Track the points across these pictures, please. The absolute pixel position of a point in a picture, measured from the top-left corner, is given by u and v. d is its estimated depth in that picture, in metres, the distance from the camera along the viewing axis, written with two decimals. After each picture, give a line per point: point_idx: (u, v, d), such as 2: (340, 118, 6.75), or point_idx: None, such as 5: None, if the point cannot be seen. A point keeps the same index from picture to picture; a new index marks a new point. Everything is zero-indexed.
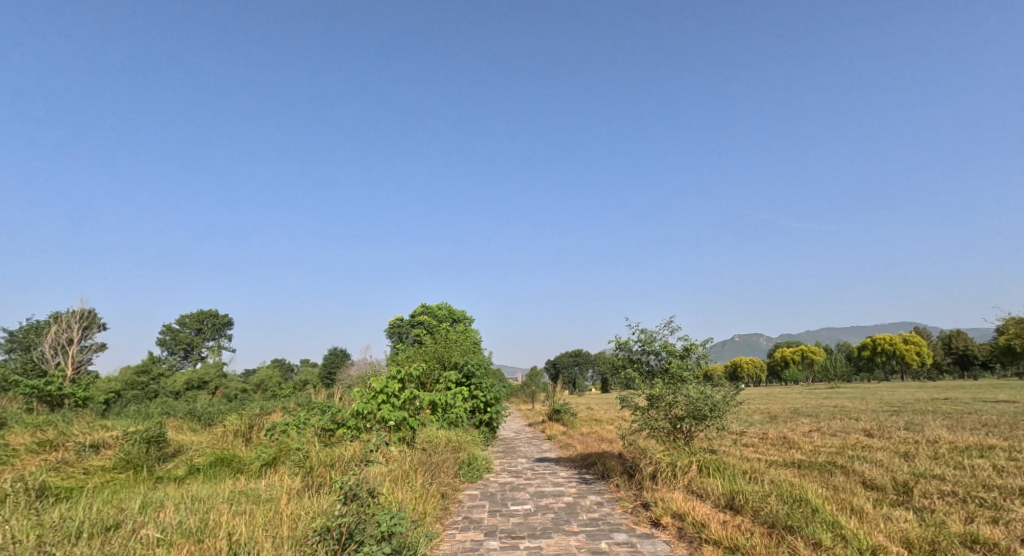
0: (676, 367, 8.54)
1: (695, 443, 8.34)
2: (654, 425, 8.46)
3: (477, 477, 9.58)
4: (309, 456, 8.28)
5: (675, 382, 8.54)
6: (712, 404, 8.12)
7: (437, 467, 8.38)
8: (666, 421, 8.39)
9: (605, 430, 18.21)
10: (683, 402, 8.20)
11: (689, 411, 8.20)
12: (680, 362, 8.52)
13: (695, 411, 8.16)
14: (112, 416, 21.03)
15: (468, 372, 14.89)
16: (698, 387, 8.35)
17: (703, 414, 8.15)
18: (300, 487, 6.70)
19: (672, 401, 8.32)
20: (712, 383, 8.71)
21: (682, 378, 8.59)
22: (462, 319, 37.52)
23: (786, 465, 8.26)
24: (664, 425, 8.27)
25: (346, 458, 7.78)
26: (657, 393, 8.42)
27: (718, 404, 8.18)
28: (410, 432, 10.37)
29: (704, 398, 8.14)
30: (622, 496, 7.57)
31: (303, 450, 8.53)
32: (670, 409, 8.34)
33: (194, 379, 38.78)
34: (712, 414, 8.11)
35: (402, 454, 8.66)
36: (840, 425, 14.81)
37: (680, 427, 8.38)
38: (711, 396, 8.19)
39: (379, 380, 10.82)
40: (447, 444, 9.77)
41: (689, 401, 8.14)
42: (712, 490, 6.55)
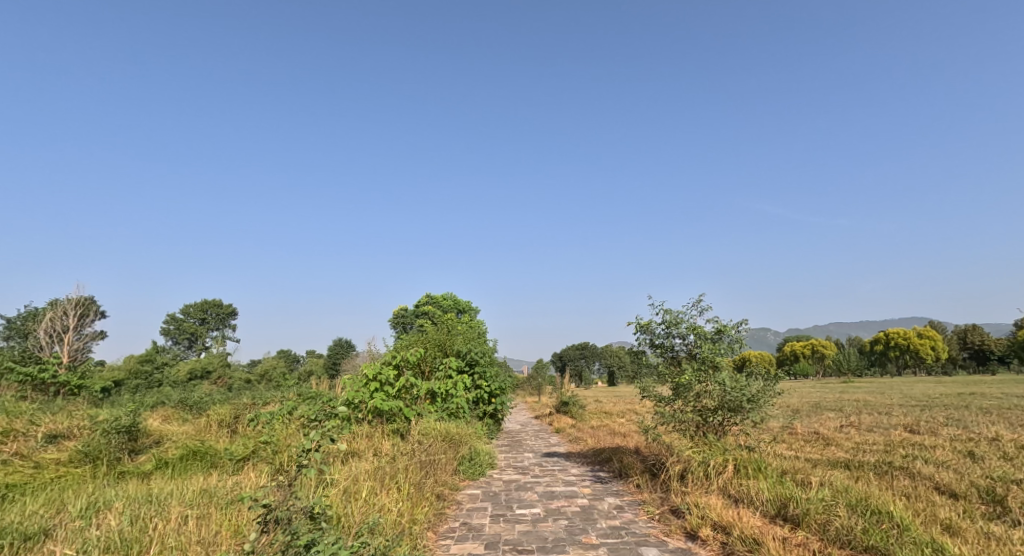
0: (707, 352, 7.47)
1: (728, 439, 7.28)
2: (681, 418, 7.41)
3: (479, 474, 8.60)
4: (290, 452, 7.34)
5: (705, 369, 7.49)
6: (749, 395, 7.09)
7: (433, 464, 7.42)
8: (696, 413, 7.36)
9: (617, 423, 17.24)
10: (715, 392, 7.18)
11: (723, 402, 7.18)
12: (711, 346, 7.44)
13: (729, 403, 7.13)
14: (106, 404, 20.38)
15: (472, 359, 13.91)
16: (732, 375, 7.31)
17: (738, 405, 7.13)
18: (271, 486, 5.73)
19: (701, 391, 7.29)
20: (747, 372, 7.65)
21: (714, 365, 7.53)
22: (468, 309, 36.58)
23: (835, 467, 7.21)
24: (692, 418, 7.26)
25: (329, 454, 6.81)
26: (685, 382, 7.37)
27: (755, 395, 7.15)
28: (405, 423, 9.42)
29: (739, 388, 7.10)
30: (645, 500, 6.55)
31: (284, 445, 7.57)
32: (700, 400, 7.30)
33: (197, 369, 38.19)
34: (749, 406, 7.09)
35: (394, 450, 7.69)
36: (874, 421, 13.74)
37: (711, 421, 7.32)
38: (748, 386, 7.16)
39: (372, 366, 9.87)
40: (446, 438, 8.78)
41: (722, 390, 7.13)
42: (757, 496, 5.50)
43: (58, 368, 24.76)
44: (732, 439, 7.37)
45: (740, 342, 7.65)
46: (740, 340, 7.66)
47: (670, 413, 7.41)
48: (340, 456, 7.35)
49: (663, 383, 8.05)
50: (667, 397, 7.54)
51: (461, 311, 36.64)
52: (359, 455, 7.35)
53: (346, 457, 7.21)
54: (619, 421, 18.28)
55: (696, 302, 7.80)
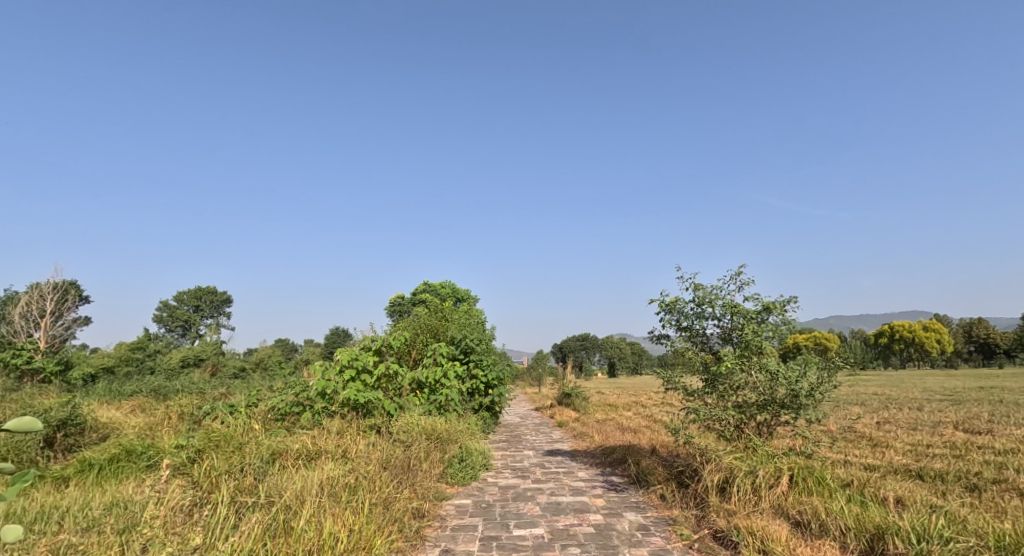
0: (750, 334, 6.10)
1: (775, 442, 5.92)
2: (718, 416, 6.03)
3: (470, 479, 7.28)
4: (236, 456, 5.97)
5: (748, 355, 6.11)
6: (805, 388, 5.68)
7: (412, 472, 6.07)
8: (737, 408, 6.00)
9: (624, 418, 15.90)
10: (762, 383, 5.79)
11: (772, 395, 5.79)
12: (756, 329, 6.04)
13: (780, 397, 5.74)
14: (80, 393, 19.14)
15: (467, 346, 12.55)
16: (783, 363, 5.91)
17: (790, 400, 5.75)
18: (190, 485, 4.37)
19: (744, 383, 5.90)
20: (797, 359, 6.27)
21: (758, 350, 6.15)
22: (467, 298, 35.18)
23: (908, 478, 5.85)
24: (732, 415, 5.89)
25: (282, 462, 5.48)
26: (725, 370, 5.98)
27: (812, 388, 5.73)
28: (386, 418, 8.04)
29: (793, 379, 5.70)
30: (676, 521, 5.20)
31: (233, 449, 6.24)
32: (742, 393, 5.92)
33: (190, 357, 36.90)
34: (805, 402, 5.69)
35: (365, 451, 6.34)
36: (910, 418, 12.38)
37: (755, 420, 5.94)
38: (802, 377, 5.75)
39: (348, 351, 8.54)
40: (431, 435, 7.44)
41: (771, 381, 5.75)
42: (835, 529, 4.14)
43: (35, 353, 23.55)
44: (778, 442, 5.99)
45: (789, 323, 6.27)
46: (789, 320, 6.28)
47: (706, 409, 6.04)
48: (298, 462, 5.98)
49: (694, 372, 6.70)
50: (701, 391, 6.18)
51: (460, 299, 35.24)
52: (321, 459, 6.00)
53: (303, 463, 5.85)
54: (624, 414, 17.01)
55: (734, 277, 6.41)
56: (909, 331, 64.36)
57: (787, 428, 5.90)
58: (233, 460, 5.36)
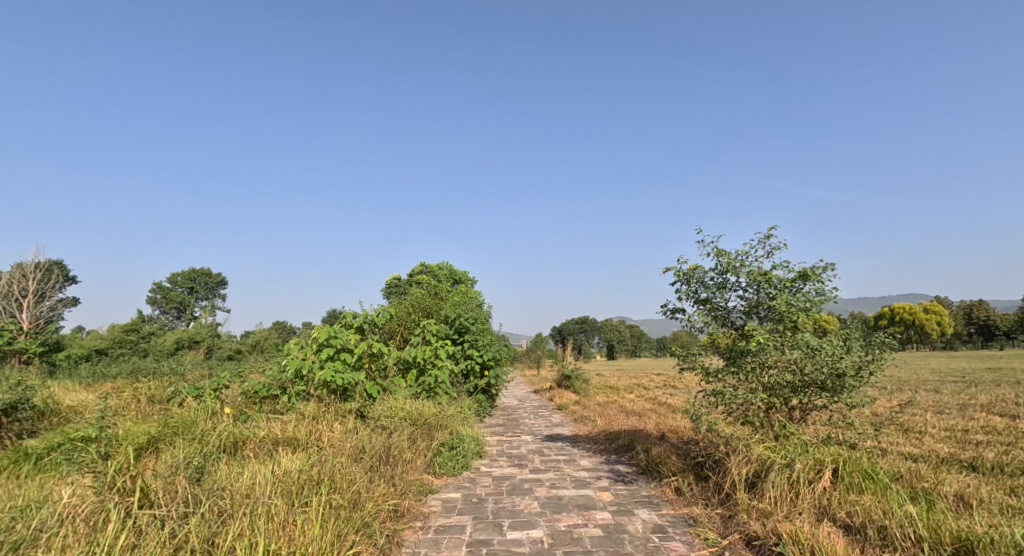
0: (782, 305, 5.27)
1: (810, 428, 5.11)
2: (746, 400, 5.20)
3: (460, 469, 6.55)
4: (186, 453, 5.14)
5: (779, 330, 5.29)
6: (849, 368, 4.84)
7: (389, 465, 5.27)
8: (767, 390, 5.15)
9: (627, 401, 15.18)
10: (798, 361, 4.96)
11: (809, 375, 4.94)
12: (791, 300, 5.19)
13: (819, 378, 4.88)
14: (61, 375, 18.33)
15: (461, 326, 11.76)
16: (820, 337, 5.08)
17: (831, 382, 4.92)
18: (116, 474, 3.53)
19: (777, 361, 5.06)
20: (835, 334, 5.45)
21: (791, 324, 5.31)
22: (465, 279, 34.34)
23: (964, 471, 5.06)
24: (762, 399, 5.06)
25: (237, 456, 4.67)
26: (754, 347, 5.14)
27: (855, 368, 4.89)
28: (367, 401, 7.26)
29: (835, 356, 4.86)
30: (699, 521, 4.43)
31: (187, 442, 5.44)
32: (774, 373, 5.07)
33: (184, 339, 36.04)
34: (848, 383, 4.86)
35: (336, 441, 5.54)
36: (930, 400, 11.67)
37: (788, 405, 5.12)
38: (845, 355, 4.91)
39: (327, 328, 7.72)
40: (417, 421, 6.65)
41: (809, 359, 4.92)
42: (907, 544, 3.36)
43: (16, 334, 22.66)
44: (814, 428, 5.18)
45: (826, 293, 5.44)
46: (826, 290, 5.45)
47: (731, 392, 5.21)
48: (259, 454, 5.17)
49: (715, 350, 5.88)
50: (724, 371, 5.34)
51: (457, 280, 34.39)
52: (287, 451, 5.22)
53: (265, 455, 5.05)
54: (626, 397, 16.32)
55: (762, 240, 5.58)
56: (911, 313, 63.79)
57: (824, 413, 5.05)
58: (178, 452, 4.56)
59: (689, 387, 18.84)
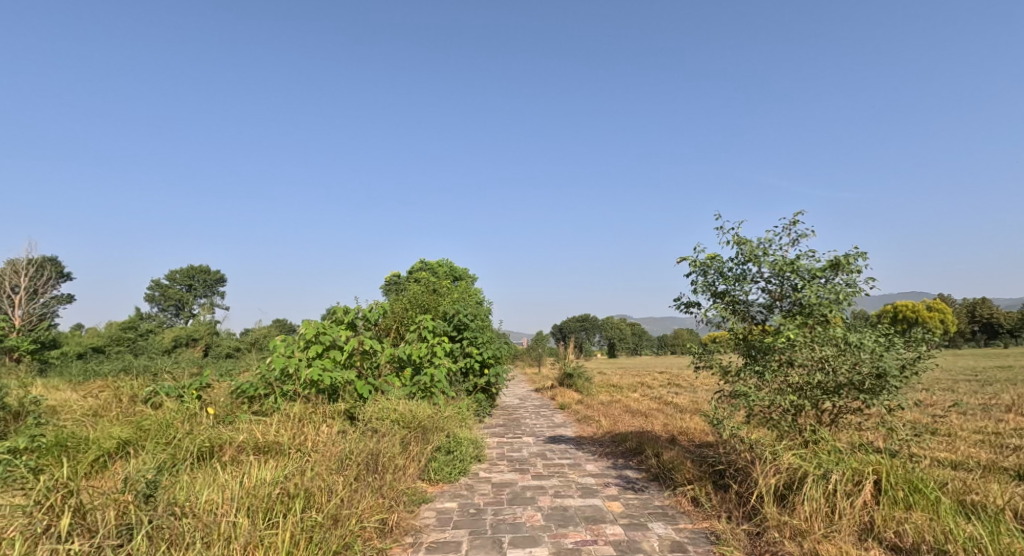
0: (812, 298, 4.72)
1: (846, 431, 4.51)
2: (772, 404, 4.62)
3: (457, 475, 6.09)
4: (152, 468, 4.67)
5: (808, 325, 4.74)
6: (892, 367, 4.25)
7: (378, 474, 4.85)
8: (796, 390, 4.58)
9: (631, 400, 14.71)
10: (832, 360, 4.39)
11: (845, 374, 4.35)
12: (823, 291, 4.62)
13: (858, 379, 4.29)
14: (52, 373, 17.85)
15: (460, 323, 11.28)
16: (856, 333, 4.51)
17: (871, 383, 4.29)
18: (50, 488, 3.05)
19: (809, 360, 4.47)
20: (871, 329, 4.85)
21: (822, 318, 4.74)
22: (465, 276, 33.90)
23: (1013, 481, 4.56)
24: (792, 400, 4.47)
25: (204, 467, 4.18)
26: (782, 342, 4.59)
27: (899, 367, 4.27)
28: (358, 402, 6.77)
29: (876, 354, 4.28)
30: (724, 539, 3.95)
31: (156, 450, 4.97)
32: (805, 372, 4.49)
33: (181, 337, 35.58)
34: (890, 385, 4.25)
35: (317, 449, 5.02)
36: (948, 399, 11.19)
37: (820, 409, 4.54)
38: (886, 353, 4.31)
39: (315, 323, 7.24)
40: (409, 423, 6.17)
41: (845, 357, 4.35)
42: None
43: (7, 331, 22.22)
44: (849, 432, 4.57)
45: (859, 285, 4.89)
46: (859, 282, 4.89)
47: (757, 394, 4.62)
48: (234, 462, 4.70)
49: (735, 348, 5.35)
50: (747, 370, 4.79)
51: (457, 277, 33.93)
52: (264, 460, 4.75)
53: (240, 463, 4.57)
54: (630, 396, 15.86)
55: (788, 228, 5.07)
56: (914, 311, 63.30)
57: (863, 420, 4.42)
58: (141, 464, 4.10)
59: (695, 386, 18.37)
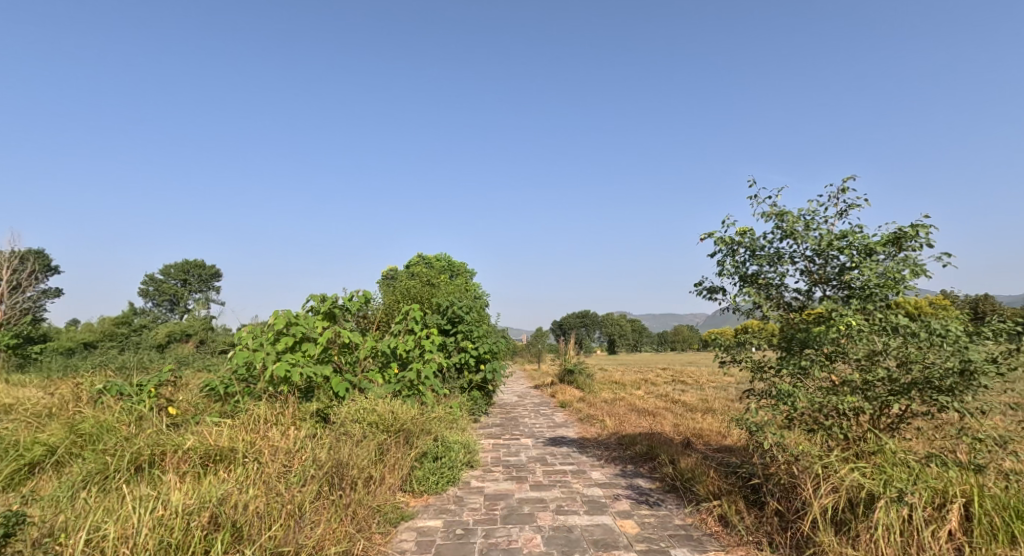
0: (871, 276, 3.83)
1: (914, 440, 3.67)
2: (822, 406, 3.79)
3: (443, 486, 5.30)
4: (70, 491, 3.85)
5: (866, 309, 3.87)
6: (982, 361, 3.35)
7: (343, 492, 4.10)
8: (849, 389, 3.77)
9: (636, 398, 13.91)
10: (899, 350, 3.57)
11: (915, 369, 3.54)
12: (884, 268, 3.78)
13: (937, 376, 3.41)
14: (28, 369, 17.04)
15: (454, 315, 10.48)
16: (930, 319, 3.63)
17: (953, 382, 3.40)
18: None
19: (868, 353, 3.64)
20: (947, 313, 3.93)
21: (881, 303, 3.91)
22: (462, 271, 33.17)
23: None
24: (853, 403, 3.62)
25: (122, 495, 3.42)
26: (836, 331, 3.75)
27: (989, 361, 3.42)
28: (333, 401, 5.96)
29: (960, 345, 3.39)
30: None
31: (81, 467, 4.18)
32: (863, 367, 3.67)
33: (175, 332, 34.79)
34: (980, 384, 3.35)
35: (274, 462, 4.25)
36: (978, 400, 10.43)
37: (884, 412, 3.70)
38: (973, 343, 3.41)
39: (287, 312, 6.43)
40: (387, 427, 5.37)
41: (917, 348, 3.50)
42: None
43: None
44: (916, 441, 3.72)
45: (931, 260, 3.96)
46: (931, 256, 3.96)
47: (804, 393, 3.79)
48: (172, 481, 3.91)
49: (769, 340, 4.56)
50: (788, 365, 3.99)
51: (454, 273, 33.18)
52: (207, 478, 3.96)
53: (178, 482, 3.78)
54: (634, 393, 15.09)
55: (835, 195, 4.24)
56: None
57: (936, 427, 3.59)
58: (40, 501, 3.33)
59: (700, 383, 17.64)
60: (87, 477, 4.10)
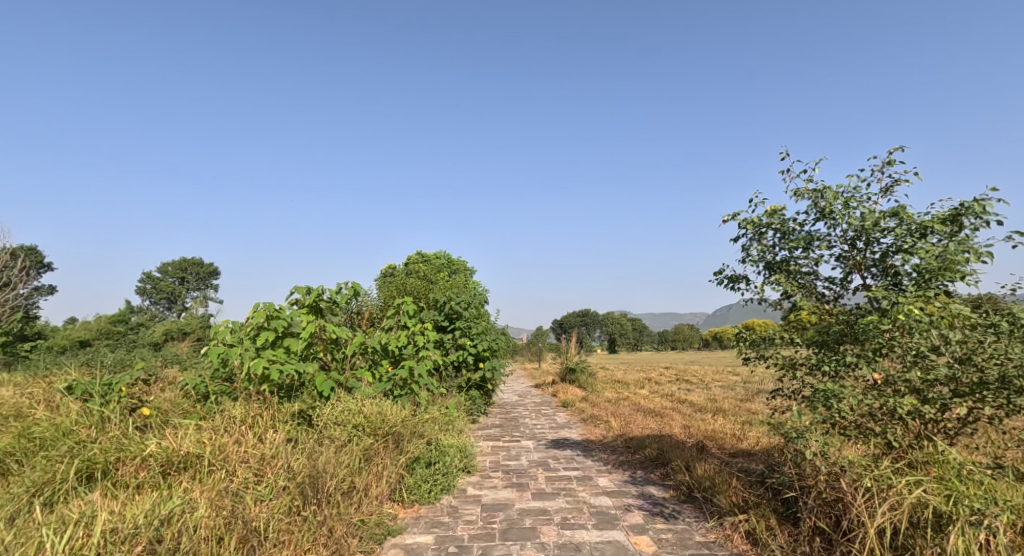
0: (928, 258, 3.31)
1: (975, 448, 3.18)
2: (870, 409, 3.29)
3: (436, 494, 4.81)
4: (8, 505, 3.37)
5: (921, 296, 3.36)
6: None
7: (318, 507, 3.61)
8: (904, 389, 3.28)
9: (641, 398, 13.39)
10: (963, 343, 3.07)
11: (983, 366, 3.03)
12: (942, 250, 3.28)
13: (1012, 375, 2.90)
14: (15, 366, 16.56)
15: (452, 311, 9.97)
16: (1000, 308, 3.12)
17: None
18: None
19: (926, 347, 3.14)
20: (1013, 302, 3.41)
21: (937, 290, 3.40)
22: (462, 269, 32.67)
23: None
24: (910, 406, 3.14)
25: (57, 514, 2.95)
26: (889, 321, 3.24)
27: None
28: (316, 402, 5.46)
29: None
30: None
31: (23, 476, 3.69)
32: (921, 364, 3.18)
33: (171, 330, 34.29)
34: None
35: (244, 476, 3.76)
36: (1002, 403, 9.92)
37: (941, 417, 3.20)
38: None
39: (268, 305, 5.92)
40: (374, 430, 4.88)
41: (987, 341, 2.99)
42: None
43: None
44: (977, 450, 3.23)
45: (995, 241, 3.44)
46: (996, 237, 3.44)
47: (851, 393, 3.29)
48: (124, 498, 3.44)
49: (801, 334, 4.06)
50: (829, 361, 3.49)
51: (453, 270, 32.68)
52: (165, 493, 3.48)
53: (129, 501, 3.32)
54: (639, 393, 14.60)
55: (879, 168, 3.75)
56: None
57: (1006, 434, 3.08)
58: None
59: (706, 383, 17.14)
60: (32, 488, 3.60)
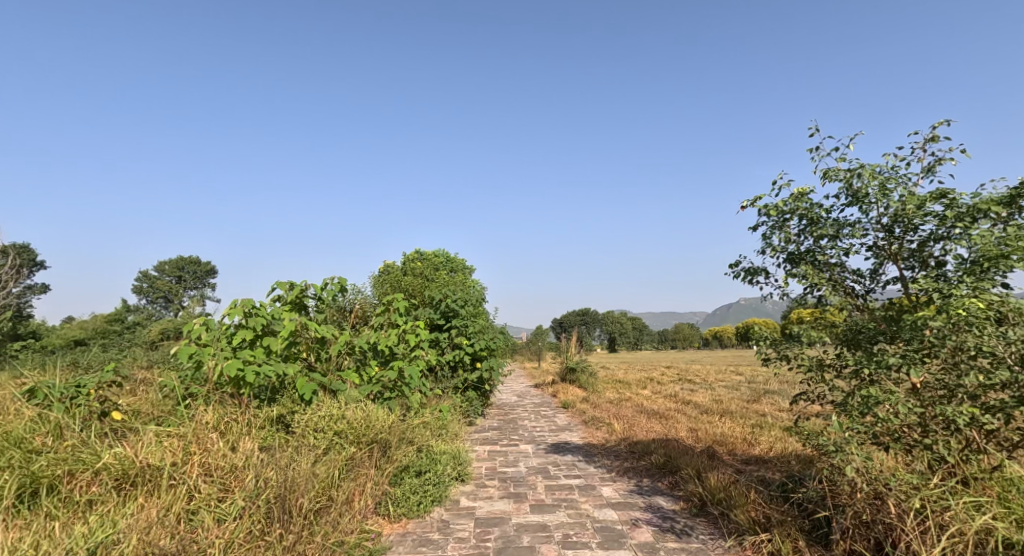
0: (982, 246, 2.91)
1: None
2: (916, 417, 2.88)
3: (426, 507, 4.39)
4: None
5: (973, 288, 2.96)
6: None
7: (287, 532, 3.20)
8: (956, 396, 2.87)
9: (644, 398, 12.98)
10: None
11: None
12: (999, 235, 2.87)
13: None
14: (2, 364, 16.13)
15: (448, 309, 9.54)
16: None
17: None
18: None
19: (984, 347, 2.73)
20: None
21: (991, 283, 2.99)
22: (461, 266, 32.22)
23: None
24: (968, 415, 2.72)
25: None
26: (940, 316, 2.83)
27: None
28: (296, 406, 5.05)
29: None
30: None
31: None
32: (978, 366, 2.77)
33: (165, 328, 33.84)
34: None
35: (205, 495, 3.33)
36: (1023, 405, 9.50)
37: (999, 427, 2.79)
38: None
39: (246, 301, 5.50)
40: (356, 437, 4.46)
41: None
42: None
43: None
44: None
45: None
46: None
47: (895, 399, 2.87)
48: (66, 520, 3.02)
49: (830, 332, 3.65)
50: (867, 363, 3.08)
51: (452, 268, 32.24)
52: (113, 514, 3.06)
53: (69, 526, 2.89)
54: (642, 394, 14.18)
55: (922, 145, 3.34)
56: None
57: None
58: None
59: (710, 383, 16.74)
60: None
